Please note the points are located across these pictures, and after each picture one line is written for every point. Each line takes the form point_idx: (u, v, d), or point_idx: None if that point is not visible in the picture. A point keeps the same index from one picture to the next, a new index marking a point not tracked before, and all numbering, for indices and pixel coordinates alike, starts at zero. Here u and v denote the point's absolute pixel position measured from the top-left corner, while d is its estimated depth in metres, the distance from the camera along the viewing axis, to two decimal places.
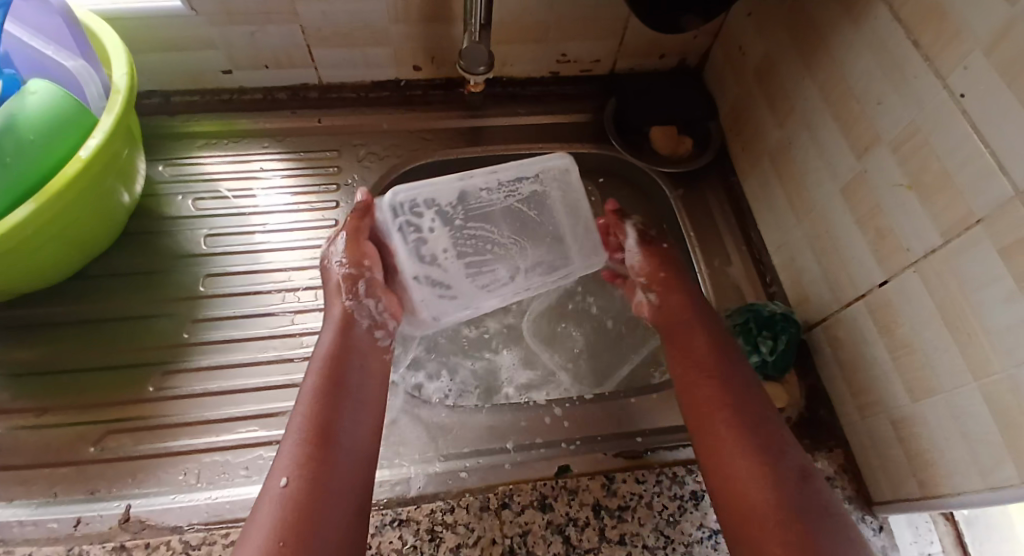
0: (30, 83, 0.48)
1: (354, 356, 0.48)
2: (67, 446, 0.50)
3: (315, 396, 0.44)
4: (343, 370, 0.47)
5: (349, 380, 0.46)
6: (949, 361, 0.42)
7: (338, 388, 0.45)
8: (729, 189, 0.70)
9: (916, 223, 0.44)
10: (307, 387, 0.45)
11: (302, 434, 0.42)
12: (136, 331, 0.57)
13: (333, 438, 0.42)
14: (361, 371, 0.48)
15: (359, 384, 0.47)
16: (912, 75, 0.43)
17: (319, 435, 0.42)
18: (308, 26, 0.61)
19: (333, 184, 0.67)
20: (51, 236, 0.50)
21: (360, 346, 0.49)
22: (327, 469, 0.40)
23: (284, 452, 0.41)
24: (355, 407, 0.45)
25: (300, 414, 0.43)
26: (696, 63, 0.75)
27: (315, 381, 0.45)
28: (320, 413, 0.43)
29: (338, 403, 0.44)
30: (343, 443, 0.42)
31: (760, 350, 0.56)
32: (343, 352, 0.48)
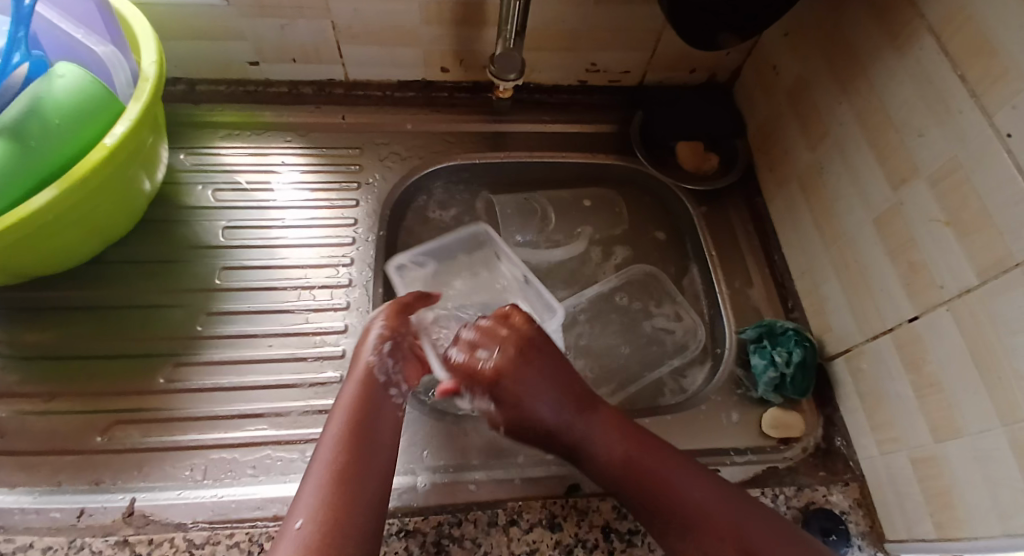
0: (58, 66, 0.47)
1: (380, 397, 0.47)
2: (74, 434, 0.50)
3: (341, 434, 0.43)
4: (371, 410, 0.45)
5: (378, 423, 0.45)
6: (976, 403, 0.41)
7: (363, 428, 0.44)
8: (753, 210, 0.69)
9: (951, 261, 0.43)
10: (334, 422, 0.44)
11: (326, 473, 0.40)
12: (149, 320, 0.57)
13: (357, 480, 0.40)
14: (389, 412, 0.46)
15: (387, 425, 0.45)
16: (956, 110, 0.42)
17: (342, 475, 0.40)
18: (338, 23, 0.61)
19: (354, 182, 0.67)
20: (72, 222, 0.49)
21: (386, 390, 0.48)
22: (348, 512, 0.38)
23: (305, 492, 0.40)
24: (380, 448, 0.43)
25: (324, 452, 0.42)
26: (726, 79, 0.73)
27: (340, 418, 0.44)
28: (344, 452, 0.42)
29: (370, 444, 0.43)
30: (369, 485, 0.40)
31: (777, 363, 0.55)
32: (370, 391, 0.46)
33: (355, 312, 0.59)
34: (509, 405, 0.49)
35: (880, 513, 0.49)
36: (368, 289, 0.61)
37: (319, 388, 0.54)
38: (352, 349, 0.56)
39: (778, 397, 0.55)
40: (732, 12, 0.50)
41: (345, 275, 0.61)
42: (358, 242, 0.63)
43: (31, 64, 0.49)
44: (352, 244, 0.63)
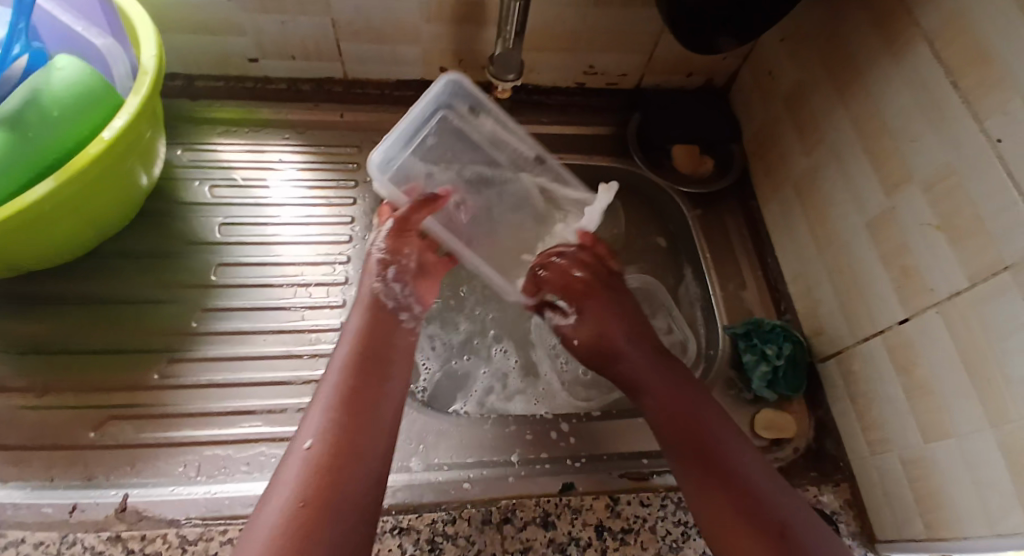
0: (57, 58, 0.47)
1: (386, 333, 0.47)
2: (67, 429, 0.50)
3: (348, 363, 0.43)
4: (378, 343, 0.46)
5: (387, 365, 0.45)
6: (965, 405, 0.41)
7: (370, 360, 0.44)
8: (748, 213, 0.69)
9: (943, 265, 0.43)
10: (338, 353, 0.44)
11: (335, 396, 0.41)
12: (144, 315, 0.57)
13: (364, 408, 0.41)
14: (394, 347, 0.46)
15: (392, 362, 0.45)
16: (950, 116, 0.43)
17: (349, 401, 0.41)
18: (339, 20, 0.61)
19: (351, 181, 0.67)
20: (67, 215, 0.49)
21: (389, 328, 0.48)
22: (354, 436, 0.39)
23: (312, 416, 0.40)
24: (386, 379, 0.44)
25: (332, 380, 0.42)
26: (722, 84, 0.74)
27: (348, 350, 0.45)
28: (352, 380, 0.42)
29: (378, 382, 0.43)
30: (375, 416, 0.41)
31: (768, 356, 0.56)
32: (377, 327, 0.47)
33: (352, 309, 0.59)
34: (591, 321, 0.54)
35: (870, 514, 0.49)
36: None
37: (314, 386, 0.54)
38: None
39: (773, 393, 0.56)
40: (731, 17, 0.51)
41: (342, 272, 0.61)
42: (355, 240, 0.63)
43: (30, 55, 0.49)
44: (349, 242, 0.63)
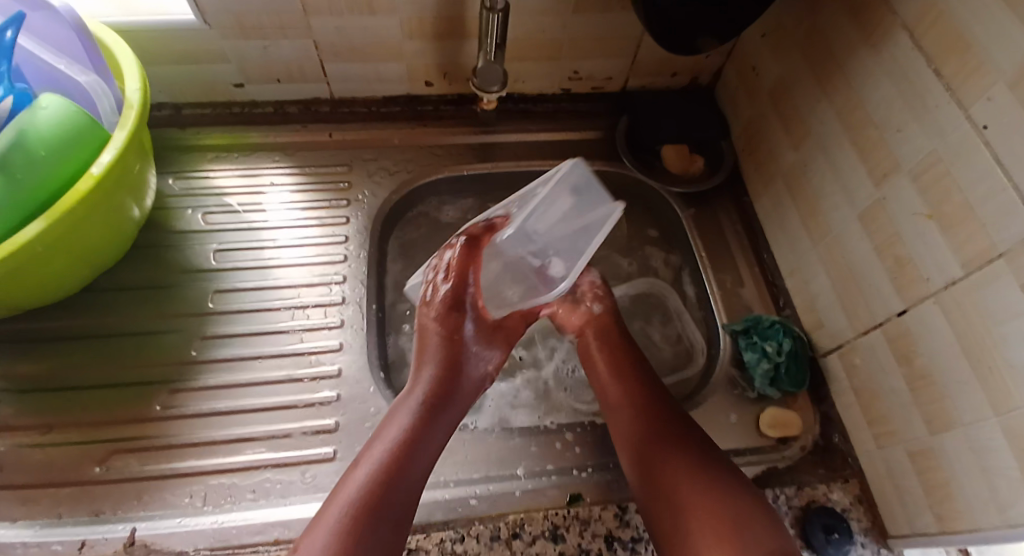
0: (42, 97, 0.47)
1: (422, 438, 0.47)
2: (72, 466, 0.50)
3: (379, 468, 0.44)
4: (411, 449, 0.46)
5: (415, 465, 0.45)
6: (967, 394, 0.41)
7: (398, 468, 0.44)
8: (741, 210, 0.69)
9: (937, 255, 0.43)
10: (376, 449, 0.45)
11: (354, 504, 0.41)
12: (144, 347, 0.57)
13: (383, 523, 0.41)
14: (427, 454, 0.46)
15: (420, 469, 0.45)
16: (933, 105, 0.43)
17: (370, 511, 0.41)
18: (321, 42, 0.61)
19: (343, 200, 0.67)
20: (60, 253, 0.49)
21: (436, 421, 0.49)
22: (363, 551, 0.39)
23: (326, 520, 0.40)
24: (411, 490, 0.44)
25: (355, 484, 0.43)
26: (708, 81, 0.74)
27: (376, 458, 0.44)
28: (378, 491, 0.42)
29: (401, 482, 0.44)
30: (389, 534, 0.41)
31: (769, 353, 0.56)
32: (417, 427, 0.47)
33: (350, 329, 0.59)
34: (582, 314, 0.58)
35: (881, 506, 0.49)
36: (362, 306, 0.61)
37: (316, 409, 0.54)
38: (348, 367, 0.56)
39: (775, 391, 0.56)
40: (711, 17, 0.51)
41: (338, 292, 0.61)
42: (350, 259, 0.63)
43: (14, 97, 0.48)
44: (344, 261, 0.63)
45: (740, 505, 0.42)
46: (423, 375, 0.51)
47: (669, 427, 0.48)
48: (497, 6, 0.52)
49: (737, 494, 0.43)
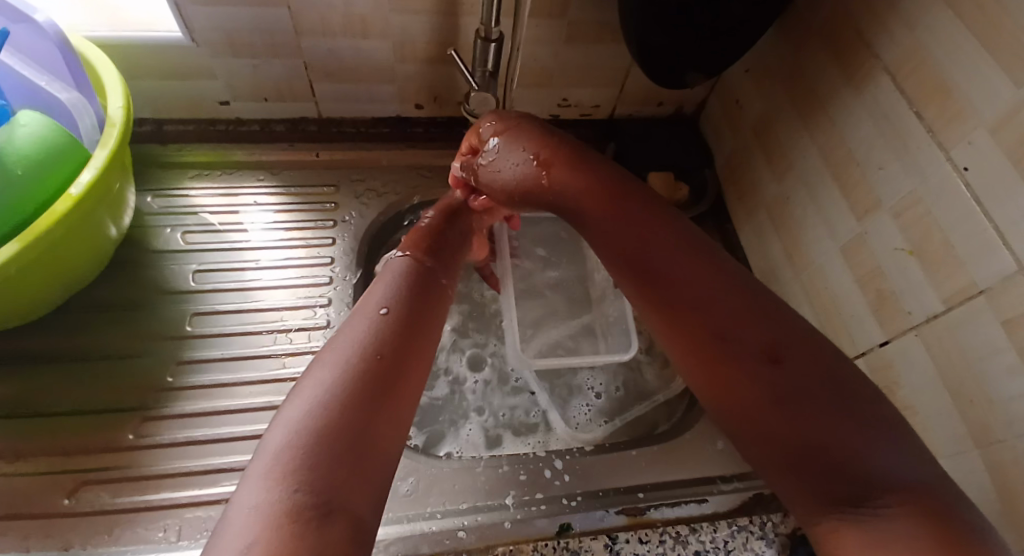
0: (20, 115, 0.46)
1: (403, 334, 0.39)
2: (39, 498, 0.47)
3: (398, 300, 0.42)
4: (385, 342, 0.38)
5: (410, 339, 0.39)
6: (948, 424, 0.42)
7: (394, 351, 0.38)
8: (725, 237, 0.71)
9: (918, 288, 0.45)
10: (359, 325, 0.39)
11: (382, 325, 0.39)
12: (117, 372, 0.54)
13: (417, 340, 0.40)
14: (438, 294, 0.46)
15: (414, 342, 0.40)
16: (914, 146, 0.44)
17: (401, 330, 0.40)
18: (313, 62, 0.61)
19: (329, 221, 0.66)
20: (33, 275, 0.47)
21: (423, 304, 0.43)
22: (403, 360, 0.38)
23: (351, 338, 0.38)
24: (436, 320, 0.44)
25: (373, 308, 0.41)
26: (692, 111, 0.75)
27: (350, 351, 0.37)
28: (406, 322, 0.40)
29: (396, 354, 0.38)
30: (423, 354, 0.40)
31: None
32: (425, 274, 0.47)
33: None
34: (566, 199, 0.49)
35: None
36: None
37: None
38: None
39: None
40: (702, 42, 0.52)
41: (323, 315, 0.60)
42: (336, 281, 0.62)
43: None
44: (329, 283, 0.62)
45: (857, 428, 0.30)
46: (411, 240, 0.52)
47: (747, 319, 0.36)
48: (492, 36, 0.53)
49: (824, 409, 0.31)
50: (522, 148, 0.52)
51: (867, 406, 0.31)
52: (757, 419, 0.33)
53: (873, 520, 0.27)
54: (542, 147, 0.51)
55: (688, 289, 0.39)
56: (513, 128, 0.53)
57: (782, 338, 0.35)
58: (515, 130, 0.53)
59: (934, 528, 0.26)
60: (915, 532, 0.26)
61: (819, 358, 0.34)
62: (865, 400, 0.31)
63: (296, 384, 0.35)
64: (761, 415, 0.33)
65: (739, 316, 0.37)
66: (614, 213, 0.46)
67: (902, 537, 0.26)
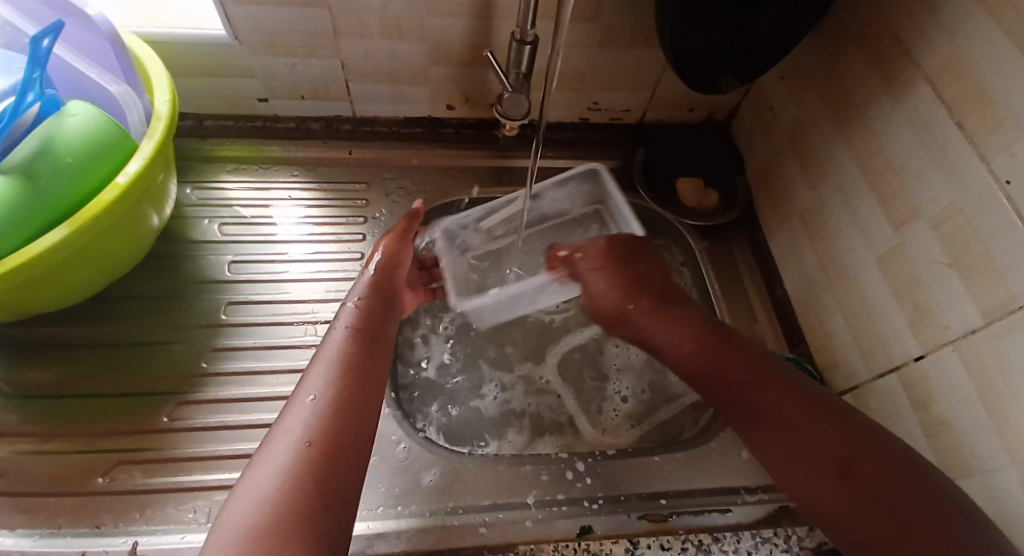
0: (71, 105, 0.48)
1: (344, 388, 0.42)
2: (75, 475, 0.49)
3: (332, 386, 0.42)
4: (330, 400, 0.41)
5: (351, 391, 0.43)
6: (984, 441, 0.41)
7: (339, 408, 0.41)
8: (755, 244, 0.70)
9: (956, 301, 0.44)
10: (307, 387, 0.42)
11: (314, 418, 0.40)
12: (152, 357, 0.56)
13: (351, 427, 0.40)
14: (375, 369, 0.46)
15: (355, 393, 0.43)
16: (954, 156, 0.44)
17: (333, 420, 0.40)
18: (350, 62, 0.62)
19: (361, 217, 0.67)
20: (79, 261, 0.49)
21: (365, 354, 0.46)
22: (338, 453, 0.38)
23: (285, 437, 0.38)
24: (373, 398, 0.44)
25: (306, 398, 0.41)
26: (724, 118, 0.75)
27: (298, 416, 0.40)
28: (345, 376, 0.43)
29: (338, 409, 0.41)
30: (359, 439, 0.41)
31: None
32: (362, 348, 0.46)
33: None
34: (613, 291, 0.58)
35: None
36: None
37: None
38: None
39: None
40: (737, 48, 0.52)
41: None
42: None
43: (43, 104, 0.49)
44: (359, 278, 0.63)
45: (921, 511, 0.37)
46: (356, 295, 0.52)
47: (827, 433, 0.42)
48: (527, 39, 0.53)
49: (877, 489, 0.39)
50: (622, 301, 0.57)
51: (919, 485, 0.38)
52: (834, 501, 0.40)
53: None
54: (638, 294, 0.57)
55: (757, 403, 0.46)
56: (607, 281, 0.58)
57: (852, 444, 0.41)
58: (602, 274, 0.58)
59: None
60: None
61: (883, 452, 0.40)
62: (932, 487, 0.38)
63: (231, 493, 0.36)
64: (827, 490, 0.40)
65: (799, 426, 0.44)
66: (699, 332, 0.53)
67: None
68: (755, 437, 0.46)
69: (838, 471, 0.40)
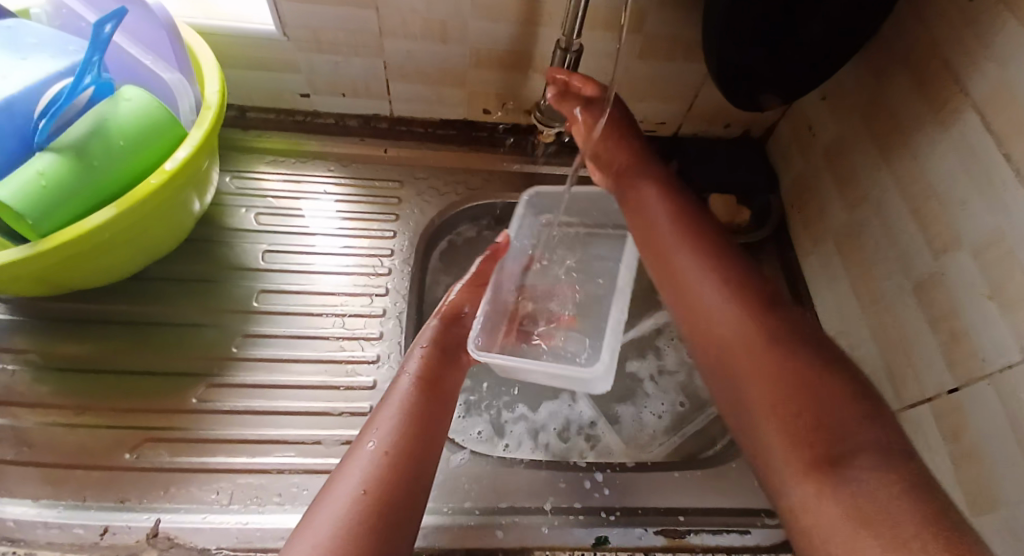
0: (126, 90, 0.49)
1: (415, 438, 0.45)
2: (103, 449, 0.50)
3: (393, 434, 0.44)
4: (403, 448, 0.44)
5: (425, 444, 0.45)
6: (1019, 478, 0.40)
7: (409, 453, 0.44)
8: (786, 264, 0.69)
9: (995, 333, 0.43)
10: (380, 431, 0.45)
11: (371, 468, 0.42)
12: (186, 339, 0.57)
13: (408, 473, 0.43)
14: (436, 422, 0.47)
15: (429, 442, 0.45)
16: (1000, 186, 0.43)
17: (393, 472, 0.42)
18: (391, 62, 0.63)
19: (393, 214, 0.68)
20: (121, 241, 0.50)
21: (431, 403, 0.48)
22: (394, 502, 0.40)
23: (345, 487, 0.40)
24: (432, 457, 0.45)
25: (368, 444, 0.44)
26: (760, 136, 0.75)
27: (367, 462, 0.42)
28: (413, 426, 0.46)
29: (411, 457, 0.43)
30: (413, 496, 0.42)
31: None
32: (425, 398, 0.48)
33: (388, 342, 0.59)
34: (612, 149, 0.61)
35: None
36: (402, 321, 0.61)
37: (347, 419, 0.54)
38: (383, 381, 0.57)
39: None
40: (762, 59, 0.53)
41: (379, 304, 0.62)
42: (394, 273, 0.64)
43: (97, 87, 0.50)
44: (388, 273, 0.64)
45: (859, 418, 0.38)
46: (420, 347, 0.53)
47: (786, 378, 0.42)
48: (573, 47, 0.54)
49: (843, 407, 0.39)
50: (614, 155, 0.61)
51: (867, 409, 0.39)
52: (778, 388, 0.42)
53: (853, 484, 0.35)
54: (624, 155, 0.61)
55: (703, 264, 0.52)
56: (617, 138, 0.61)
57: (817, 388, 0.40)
58: (620, 154, 0.61)
59: (919, 500, 0.33)
60: (898, 506, 0.33)
61: (825, 364, 0.42)
62: (896, 439, 0.37)
63: (294, 530, 0.39)
64: (779, 381, 0.42)
65: (757, 305, 0.48)
66: (669, 218, 0.56)
67: (877, 500, 0.33)
68: (729, 316, 0.48)
69: (824, 365, 0.42)
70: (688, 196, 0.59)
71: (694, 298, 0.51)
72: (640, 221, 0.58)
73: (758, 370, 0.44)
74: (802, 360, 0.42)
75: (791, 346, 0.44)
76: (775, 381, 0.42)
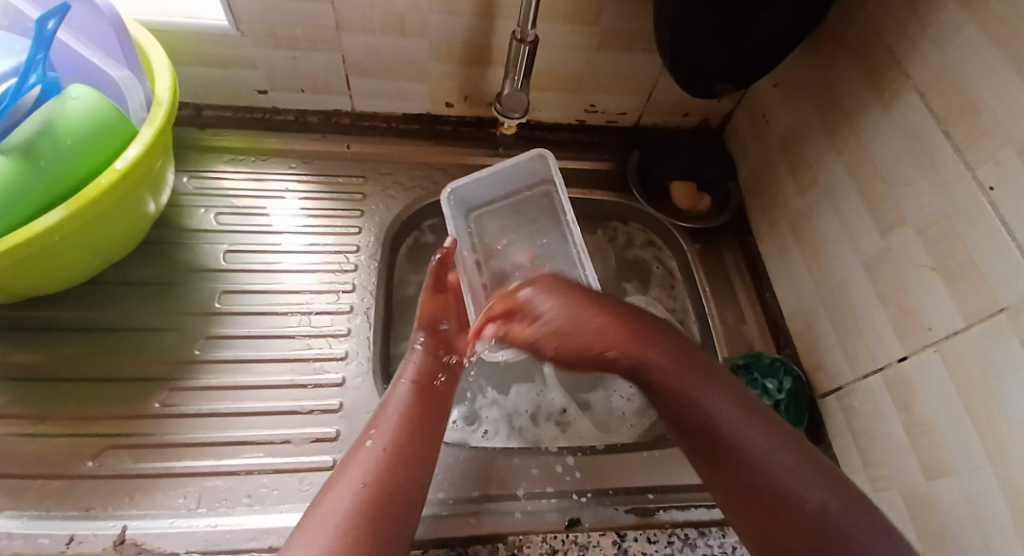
0: (72, 89, 0.48)
1: (415, 436, 0.46)
2: (62, 459, 0.48)
3: (392, 433, 0.45)
4: (405, 445, 0.45)
5: (423, 441, 0.46)
6: (964, 441, 0.42)
7: (410, 451, 0.45)
8: (745, 248, 0.71)
9: (939, 305, 0.45)
10: (379, 430, 0.46)
11: (372, 464, 0.43)
12: (147, 343, 0.56)
13: (407, 470, 0.43)
14: (435, 418, 0.49)
15: (426, 439, 0.46)
16: (941, 164, 0.45)
17: (392, 469, 0.43)
18: (351, 56, 0.62)
19: (358, 210, 0.67)
20: (73, 244, 0.49)
21: (428, 403, 0.49)
22: (394, 499, 0.41)
23: (345, 482, 0.41)
24: (430, 450, 0.46)
25: (367, 443, 0.45)
26: (717, 125, 0.77)
27: (366, 460, 0.43)
28: (412, 426, 0.46)
29: (411, 454, 0.44)
30: (414, 493, 0.42)
31: (769, 391, 0.57)
32: (422, 398, 0.49)
33: (356, 339, 0.59)
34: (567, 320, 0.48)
35: None
36: (370, 317, 0.61)
37: (317, 417, 0.54)
38: (352, 378, 0.56)
39: None
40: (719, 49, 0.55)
41: (346, 301, 0.61)
42: (360, 269, 0.64)
43: (45, 86, 0.48)
44: (354, 270, 0.64)
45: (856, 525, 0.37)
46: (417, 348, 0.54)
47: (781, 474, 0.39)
48: (527, 38, 0.54)
49: (858, 527, 0.36)
50: (586, 318, 0.47)
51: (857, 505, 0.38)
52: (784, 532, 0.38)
53: None
54: (614, 325, 0.47)
55: (727, 406, 0.43)
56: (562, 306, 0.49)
57: (807, 453, 0.41)
58: (547, 287, 0.50)
59: None
60: None
61: (818, 469, 0.40)
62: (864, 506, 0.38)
63: (294, 529, 0.39)
64: (779, 526, 0.38)
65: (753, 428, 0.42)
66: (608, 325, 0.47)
67: None
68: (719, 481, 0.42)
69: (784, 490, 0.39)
70: (618, 301, 0.49)
71: (700, 423, 0.43)
72: (572, 343, 0.48)
73: (775, 523, 0.38)
74: (806, 495, 0.38)
75: (791, 493, 0.38)
76: (795, 531, 0.37)
